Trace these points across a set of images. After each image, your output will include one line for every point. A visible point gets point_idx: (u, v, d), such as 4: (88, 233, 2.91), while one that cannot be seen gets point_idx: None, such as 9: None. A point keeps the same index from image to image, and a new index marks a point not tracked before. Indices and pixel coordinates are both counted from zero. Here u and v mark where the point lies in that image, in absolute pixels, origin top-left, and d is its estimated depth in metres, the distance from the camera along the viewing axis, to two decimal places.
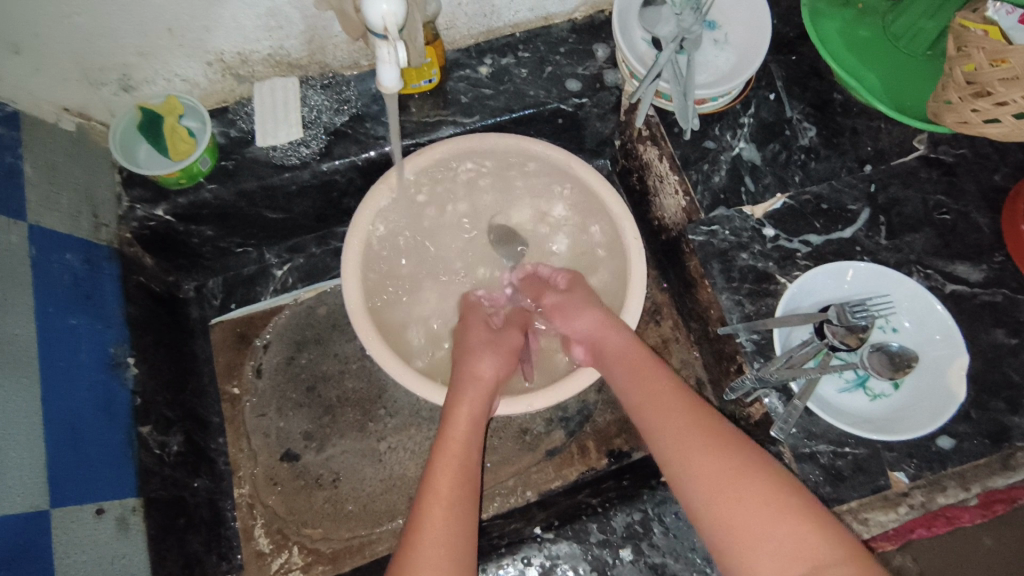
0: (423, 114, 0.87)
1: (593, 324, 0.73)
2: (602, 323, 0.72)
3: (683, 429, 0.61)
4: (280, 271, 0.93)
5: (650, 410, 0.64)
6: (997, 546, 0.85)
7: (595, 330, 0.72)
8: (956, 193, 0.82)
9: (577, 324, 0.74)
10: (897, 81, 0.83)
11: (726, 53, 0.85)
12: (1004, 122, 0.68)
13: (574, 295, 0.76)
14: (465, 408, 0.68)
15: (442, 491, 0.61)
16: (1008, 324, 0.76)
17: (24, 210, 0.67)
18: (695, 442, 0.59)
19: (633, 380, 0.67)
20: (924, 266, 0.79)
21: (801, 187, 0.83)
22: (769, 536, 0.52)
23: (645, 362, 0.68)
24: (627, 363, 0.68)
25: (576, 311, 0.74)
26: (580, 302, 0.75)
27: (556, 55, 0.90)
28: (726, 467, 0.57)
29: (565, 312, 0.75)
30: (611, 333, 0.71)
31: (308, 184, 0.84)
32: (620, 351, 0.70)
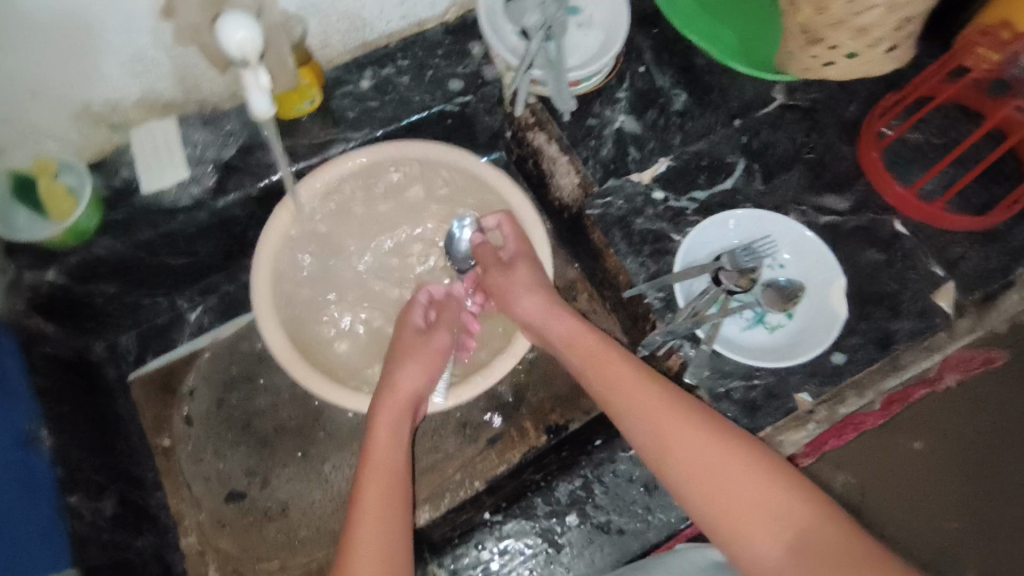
0: (312, 136, 0.88)
1: (542, 307, 0.77)
2: (552, 308, 0.76)
3: (661, 414, 0.64)
4: (193, 314, 0.91)
5: (626, 395, 0.67)
6: (916, 439, 0.92)
7: (546, 314, 0.76)
8: (820, 130, 0.89)
9: (526, 309, 0.77)
10: (750, 41, 0.89)
11: (593, 35, 0.89)
12: (840, 64, 0.76)
13: (517, 274, 0.79)
14: (384, 422, 0.71)
15: (380, 491, 0.65)
16: (879, 242, 0.83)
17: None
18: (677, 426, 0.63)
19: (603, 376, 0.69)
20: (800, 203, 0.86)
21: (683, 147, 0.89)
22: (716, 490, 0.59)
23: (608, 354, 0.71)
24: (596, 360, 0.71)
25: (527, 294, 0.77)
26: (520, 285, 0.78)
27: (434, 58, 0.92)
28: (711, 447, 0.61)
29: (509, 294, 0.79)
30: (559, 317, 0.76)
31: (206, 224, 0.84)
32: (583, 347, 0.73)
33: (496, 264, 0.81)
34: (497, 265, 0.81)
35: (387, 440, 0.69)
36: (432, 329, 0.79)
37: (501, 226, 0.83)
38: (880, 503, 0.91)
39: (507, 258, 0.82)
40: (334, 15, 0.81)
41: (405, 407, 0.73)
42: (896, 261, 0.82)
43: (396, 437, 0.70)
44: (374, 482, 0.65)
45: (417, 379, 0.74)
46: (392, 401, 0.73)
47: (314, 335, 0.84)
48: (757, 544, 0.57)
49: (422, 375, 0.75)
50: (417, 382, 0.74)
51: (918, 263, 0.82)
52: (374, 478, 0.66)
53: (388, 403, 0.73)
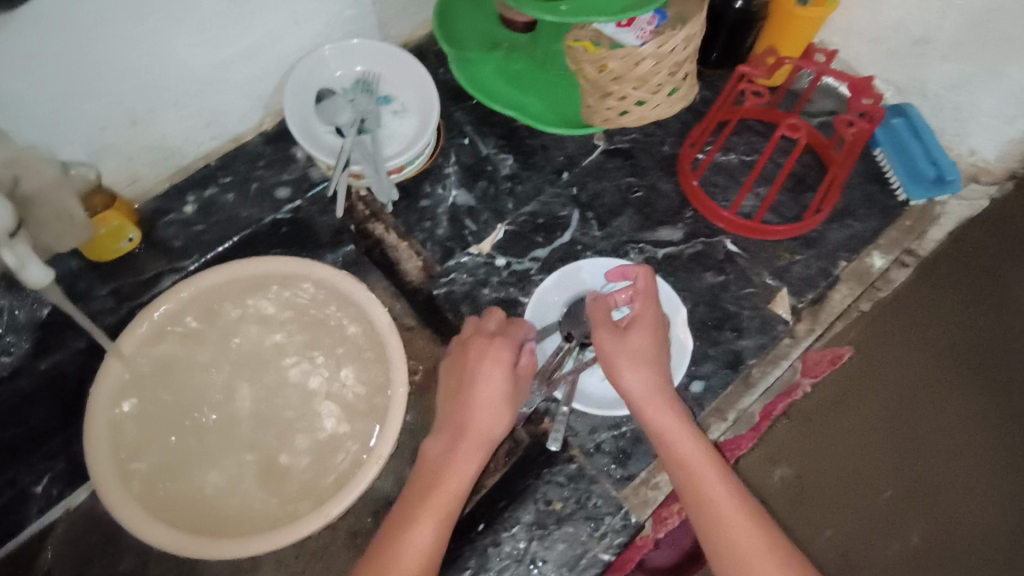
0: (138, 272, 0.84)
1: (651, 382, 0.69)
2: (656, 391, 0.68)
3: (729, 506, 0.63)
4: (40, 485, 0.80)
5: (700, 480, 0.65)
6: (837, 441, 0.85)
7: (649, 398, 0.68)
8: (640, 171, 0.94)
9: (626, 381, 0.68)
10: (557, 99, 0.93)
11: (408, 121, 0.91)
12: (633, 112, 0.81)
13: (628, 341, 0.69)
14: (448, 493, 0.66)
15: (423, 546, 0.63)
16: (713, 265, 0.87)
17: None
18: (742, 520, 0.62)
19: (686, 460, 0.66)
20: (636, 242, 0.89)
21: (517, 211, 0.91)
22: (739, 559, 0.60)
23: (705, 447, 0.66)
24: (699, 454, 0.66)
25: (630, 365, 0.69)
26: (648, 354, 0.69)
27: (257, 170, 0.91)
28: (761, 551, 0.60)
29: (615, 365, 0.69)
30: (667, 409, 0.68)
31: (33, 388, 0.80)
32: (678, 431, 0.67)
33: (607, 324, 0.71)
34: (609, 326, 0.71)
35: (444, 521, 0.65)
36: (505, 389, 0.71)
37: (615, 296, 0.76)
38: (816, 529, 0.83)
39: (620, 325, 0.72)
40: (136, 151, 0.81)
41: (484, 449, 0.69)
42: (731, 280, 0.86)
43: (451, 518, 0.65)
44: (416, 539, 0.63)
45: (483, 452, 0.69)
46: (467, 447, 0.68)
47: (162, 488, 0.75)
48: None
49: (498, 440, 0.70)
50: (493, 426, 0.70)
51: (751, 279, 0.86)
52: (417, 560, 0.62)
53: (467, 449, 0.68)
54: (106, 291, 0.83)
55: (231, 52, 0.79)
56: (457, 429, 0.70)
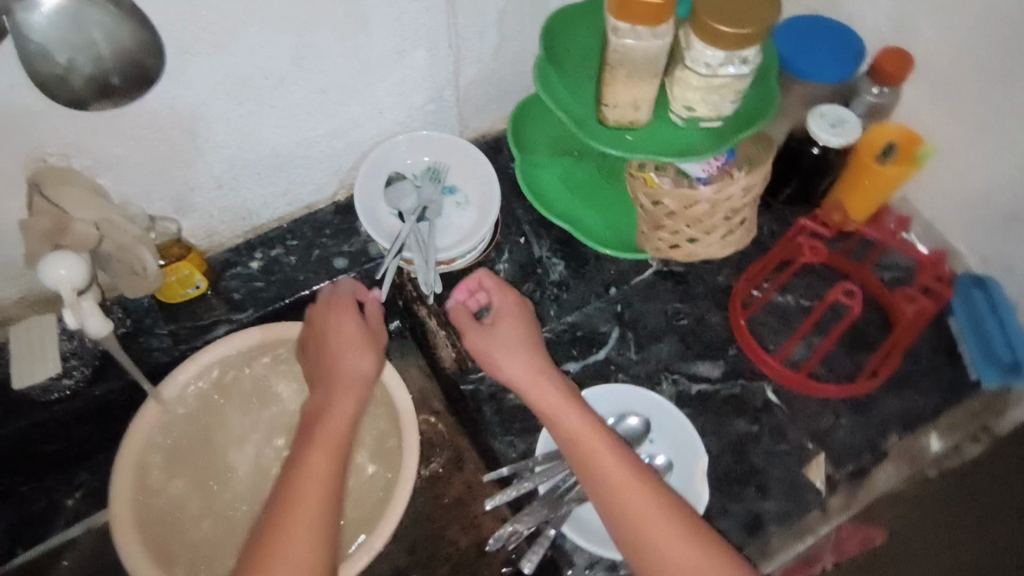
0: (196, 317, 0.91)
1: (523, 364, 0.76)
2: (536, 372, 0.75)
3: (618, 471, 0.68)
4: (71, 498, 0.89)
5: (585, 452, 0.70)
6: None
7: (530, 375, 0.75)
8: (690, 298, 0.92)
9: (503, 364, 0.77)
10: (616, 214, 0.94)
11: (467, 214, 0.95)
12: (684, 247, 0.80)
13: (497, 332, 0.79)
14: (319, 441, 0.71)
15: (317, 472, 0.68)
16: (748, 412, 0.83)
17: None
18: (629, 485, 0.67)
19: (566, 428, 0.71)
20: (671, 372, 0.87)
21: (558, 319, 0.91)
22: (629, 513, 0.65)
23: (587, 419, 0.72)
24: (582, 423, 0.71)
25: (507, 355, 0.77)
26: (509, 340, 0.78)
27: (322, 237, 0.97)
28: (649, 509, 0.65)
29: (492, 354, 0.78)
30: (545, 383, 0.74)
31: (84, 411, 0.85)
32: (550, 398, 0.73)
33: (473, 324, 0.80)
34: (476, 325, 0.80)
35: (329, 467, 0.69)
36: (359, 333, 0.81)
37: (472, 296, 0.86)
38: None
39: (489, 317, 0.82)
40: (215, 210, 0.88)
41: (357, 389, 0.77)
42: (765, 433, 0.82)
43: (335, 466, 0.69)
44: (311, 472, 0.68)
45: (351, 405, 0.75)
46: (341, 398, 0.75)
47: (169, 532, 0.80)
48: None
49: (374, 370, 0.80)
50: (363, 368, 0.78)
51: (786, 435, 0.82)
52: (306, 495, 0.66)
53: (341, 397, 0.75)
54: (166, 331, 0.89)
55: (315, 133, 0.87)
56: (332, 392, 0.76)
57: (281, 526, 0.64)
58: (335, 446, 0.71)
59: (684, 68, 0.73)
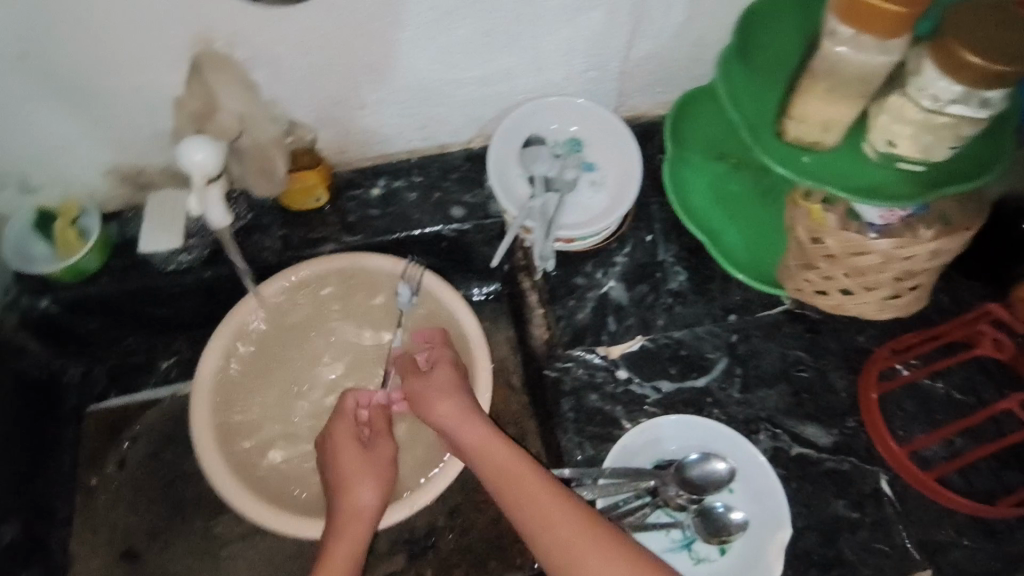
0: (311, 229, 0.92)
1: (458, 414, 0.75)
2: (481, 433, 0.74)
3: (572, 529, 0.65)
4: (164, 363, 0.95)
5: (533, 507, 0.68)
6: None
7: (462, 420, 0.75)
8: (817, 350, 0.82)
9: (443, 412, 0.76)
10: (760, 237, 0.84)
11: (600, 195, 0.89)
12: (834, 295, 0.70)
13: (433, 379, 0.78)
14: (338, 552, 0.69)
15: (352, 546, 0.70)
16: (851, 496, 0.74)
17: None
18: (582, 535, 0.65)
19: (512, 484, 0.70)
20: (773, 425, 0.78)
21: (664, 332, 0.84)
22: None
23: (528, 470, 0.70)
24: (518, 474, 0.70)
25: (440, 401, 0.76)
26: (443, 389, 0.78)
27: (447, 181, 0.94)
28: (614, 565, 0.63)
29: (429, 400, 0.77)
30: (485, 437, 0.73)
31: (191, 287, 0.89)
32: (490, 447, 0.72)
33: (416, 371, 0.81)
34: (418, 372, 0.81)
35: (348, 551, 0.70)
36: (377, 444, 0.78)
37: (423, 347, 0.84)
38: None
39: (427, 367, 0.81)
40: (350, 129, 0.87)
41: (363, 525, 0.72)
42: (865, 524, 0.72)
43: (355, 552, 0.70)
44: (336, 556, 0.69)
45: (372, 498, 0.73)
46: (379, 456, 0.77)
47: (236, 426, 0.83)
48: None
49: (378, 491, 0.74)
50: (369, 501, 0.73)
51: (888, 535, 0.72)
52: None
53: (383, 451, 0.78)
54: (278, 235, 0.91)
55: (463, 76, 0.82)
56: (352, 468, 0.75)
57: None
58: (359, 539, 0.71)
59: (901, 95, 0.61)
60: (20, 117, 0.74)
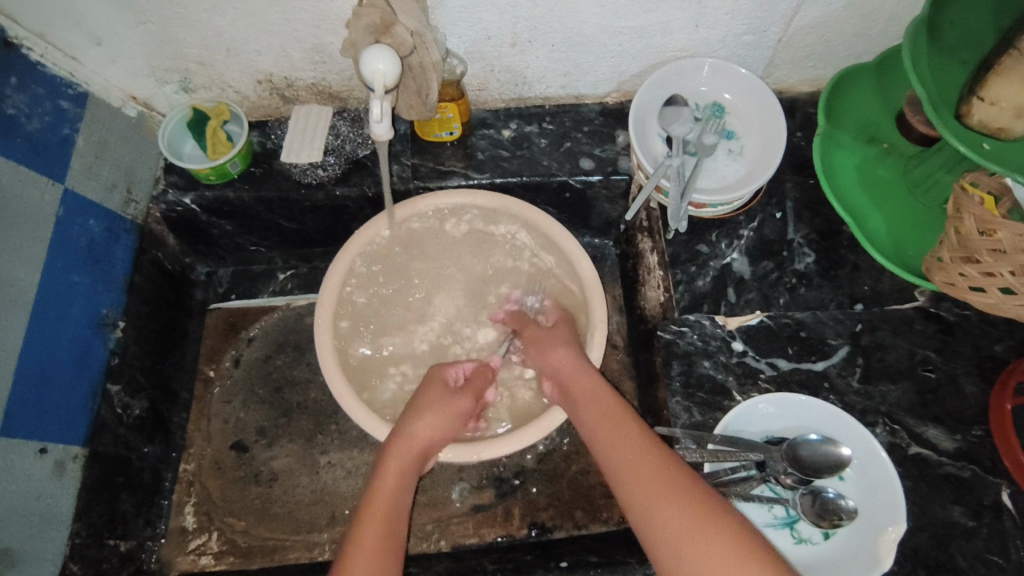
0: (439, 161, 0.92)
1: (571, 363, 0.77)
2: (580, 368, 0.76)
3: (649, 474, 0.64)
4: (283, 275, 1.00)
5: (617, 451, 0.67)
6: None
7: (575, 368, 0.76)
8: (948, 353, 0.79)
9: (555, 360, 0.78)
10: (904, 228, 0.80)
11: (737, 165, 0.86)
12: (990, 294, 0.65)
13: (556, 333, 0.81)
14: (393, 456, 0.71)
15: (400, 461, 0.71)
16: (969, 504, 0.71)
17: (66, 159, 0.76)
18: (658, 480, 0.63)
19: (602, 426, 0.70)
20: (892, 421, 0.76)
21: (785, 310, 0.82)
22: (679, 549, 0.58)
23: (617, 411, 0.71)
24: (605, 416, 0.71)
25: (557, 348, 0.79)
26: (557, 342, 0.79)
27: (578, 133, 0.94)
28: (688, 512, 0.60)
29: (546, 348, 0.79)
30: (590, 377, 0.75)
31: (322, 204, 0.91)
32: (597, 394, 0.73)
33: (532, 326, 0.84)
34: (537, 325, 0.84)
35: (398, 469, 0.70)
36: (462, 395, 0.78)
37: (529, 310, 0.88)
38: None
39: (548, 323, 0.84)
40: (496, 65, 0.87)
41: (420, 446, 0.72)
42: (980, 535, 0.70)
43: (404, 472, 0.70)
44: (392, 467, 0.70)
45: (430, 436, 0.73)
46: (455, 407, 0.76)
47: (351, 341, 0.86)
48: None
49: (436, 433, 0.73)
50: (428, 440, 0.73)
51: (1005, 550, 0.69)
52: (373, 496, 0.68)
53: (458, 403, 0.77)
54: (409, 163, 0.92)
55: (622, 24, 0.81)
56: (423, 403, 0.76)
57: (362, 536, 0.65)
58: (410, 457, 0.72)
59: None
60: (208, 23, 0.76)
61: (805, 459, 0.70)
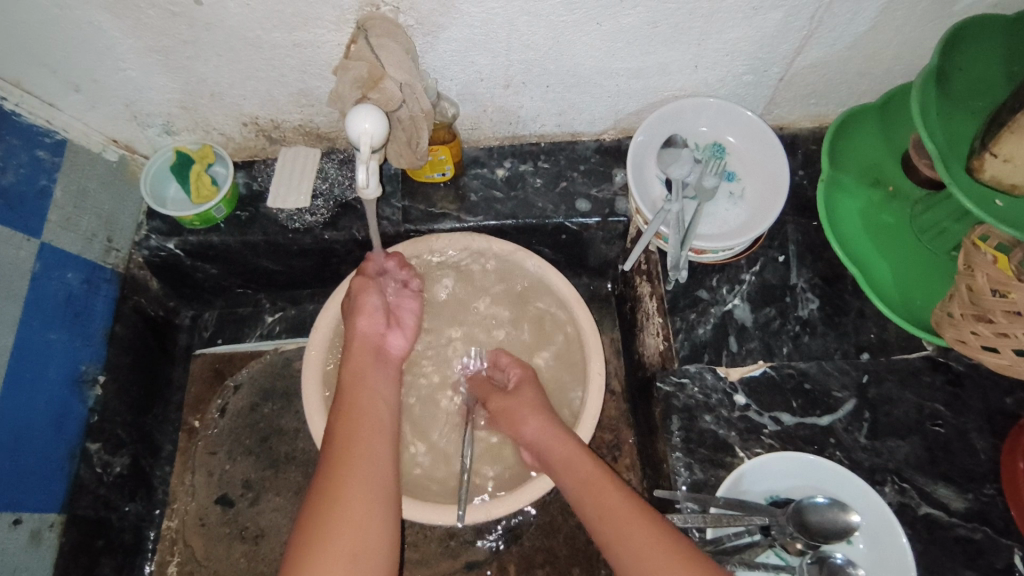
0: (431, 203, 0.90)
1: (539, 432, 0.73)
2: (548, 432, 0.73)
3: (644, 544, 0.60)
4: (270, 317, 0.97)
5: (607, 517, 0.64)
6: None
7: (546, 438, 0.72)
8: (957, 406, 0.76)
9: (528, 431, 0.74)
10: (910, 277, 0.77)
11: (737, 209, 0.84)
12: (1004, 355, 0.62)
13: (524, 398, 0.77)
14: (363, 392, 0.70)
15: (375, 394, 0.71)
16: (981, 569, 0.69)
17: (42, 212, 0.73)
18: (655, 553, 0.59)
19: (584, 493, 0.67)
20: (900, 479, 0.73)
21: (789, 361, 0.79)
22: None
23: (597, 473, 0.68)
24: (581, 476, 0.69)
25: (528, 417, 0.75)
26: (526, 409, 0.76)
27: (574, 172, 0.92)
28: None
29: (516, 418, 0.75)
30: (560, 443, 0.72)
31: (310, 247, 0.88)
32: (571, 461, 0.70)
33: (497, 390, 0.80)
34: (499, 390, 0.80)
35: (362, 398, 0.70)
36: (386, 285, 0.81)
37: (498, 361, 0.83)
38: None
39: (510, 385, 0.80)
40: (489, 105, 0.84)
41: (369, 354, 0.74)
42: None
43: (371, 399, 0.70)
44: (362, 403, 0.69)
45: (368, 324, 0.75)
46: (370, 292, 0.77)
47: None
48: None
49: (373, 319, 0.76)
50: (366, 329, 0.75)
51: None
52: (349, 430, 0.66)
53: (362, 284, 0.77)
54: (399, 205, 0.89)
55: (619, 66, 0.78)
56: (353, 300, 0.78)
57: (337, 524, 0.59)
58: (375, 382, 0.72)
59: None
60: (191, 69, 0.73)
61: (817, 522, 0.67)
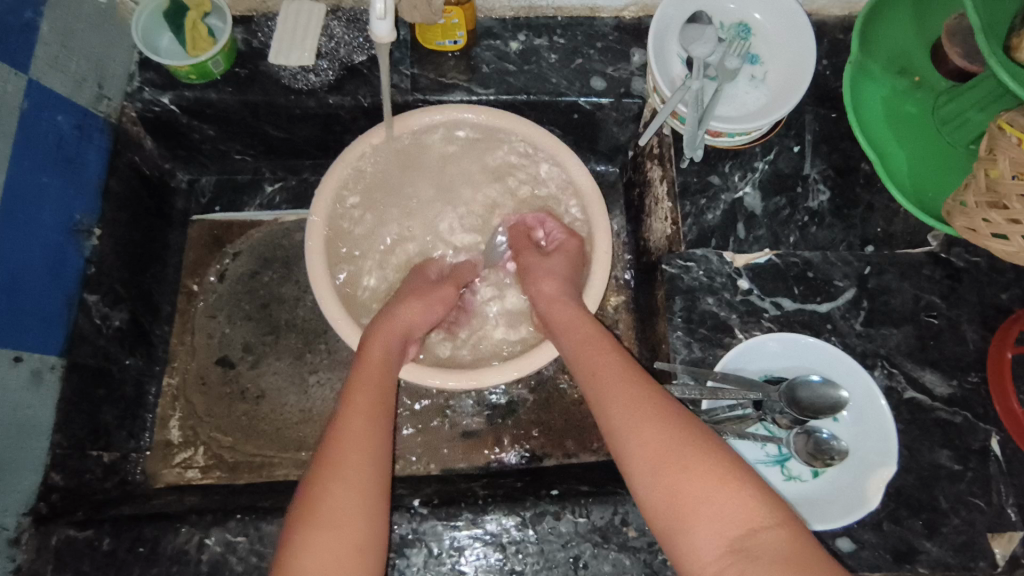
0: (441, 73, 0.86)
1: (555, 292, 0.75)
2: (557, 295, 0.74)
3: (635, 399, 0.62)
4: (270, 187, 0.95)
5: (602, 379, 0.66)
6: None
7: (556, 298, 0.74)
8: (953, 299, 0.77)
9: (542, 289, 0.76)
10: (926, 169, 0.77)
11: (758, 92, 0.81)
12: (1012, 241, 0.62)
13: (549, 261, 0.78)
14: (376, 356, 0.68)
15: (386, 367, 0.68)
16: (957, 448, 0.72)
17: (30, 46, 0.68)
18: (645, 410, 0.61)
19: (583, 352, 0.69)
20: (891, 364, 0.75)
21: (794, 249, 0.80)
22: (655, 470, 0.58)
23: (601, 335, 0.70)
24: (583, 334, 0.70)
25: (544, 277, 0.76)
26: (551, 269, 0.77)
27: (591, 49, 0.88)
28: (673, 435, 0.59)
29: (537, 276, 0.77)
30: (565, 304, 0.73)
31: (312, 113, 0.84)
32: (577, 321, 0.72)
33: (532, 251, 0.80)
34: (534, 250, 0.81)
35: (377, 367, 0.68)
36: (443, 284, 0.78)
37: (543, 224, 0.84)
38: None
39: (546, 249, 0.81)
40: None
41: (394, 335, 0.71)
42: (965, 478, 0.71)
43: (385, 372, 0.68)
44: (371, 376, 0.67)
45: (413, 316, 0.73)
46: (438, 294, 0.77)
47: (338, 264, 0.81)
48: (700, 540, 0.54)
49: (419, 315, 0.74)
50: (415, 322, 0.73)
51: (987, 492, 0.71)
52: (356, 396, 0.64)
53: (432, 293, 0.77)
54: (408, 73, 0.85)
55: None
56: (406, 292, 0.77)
57: (312, 507, 0.56)
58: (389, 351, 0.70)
59: None
60: None
61: (806, 396, 0.70)
